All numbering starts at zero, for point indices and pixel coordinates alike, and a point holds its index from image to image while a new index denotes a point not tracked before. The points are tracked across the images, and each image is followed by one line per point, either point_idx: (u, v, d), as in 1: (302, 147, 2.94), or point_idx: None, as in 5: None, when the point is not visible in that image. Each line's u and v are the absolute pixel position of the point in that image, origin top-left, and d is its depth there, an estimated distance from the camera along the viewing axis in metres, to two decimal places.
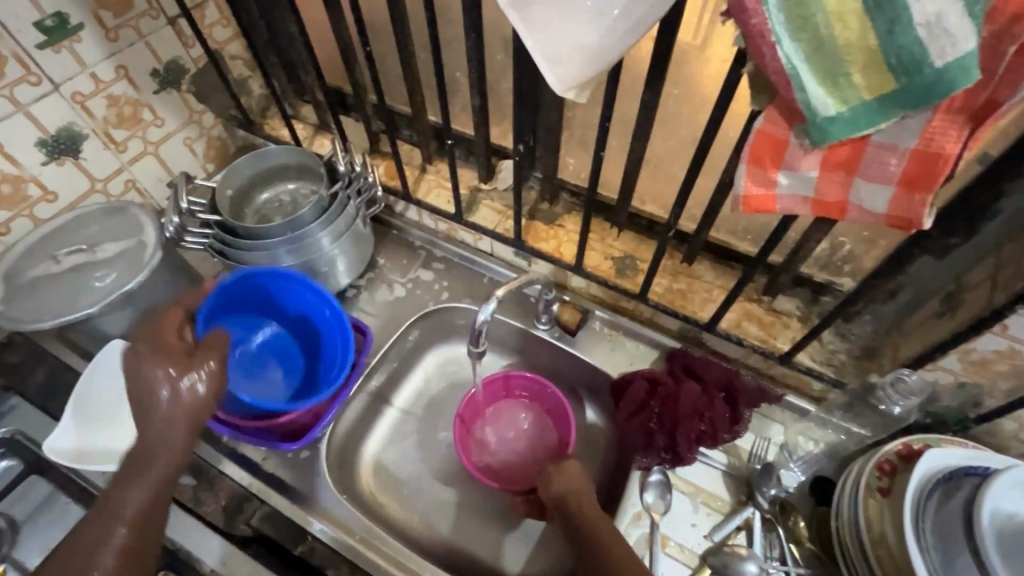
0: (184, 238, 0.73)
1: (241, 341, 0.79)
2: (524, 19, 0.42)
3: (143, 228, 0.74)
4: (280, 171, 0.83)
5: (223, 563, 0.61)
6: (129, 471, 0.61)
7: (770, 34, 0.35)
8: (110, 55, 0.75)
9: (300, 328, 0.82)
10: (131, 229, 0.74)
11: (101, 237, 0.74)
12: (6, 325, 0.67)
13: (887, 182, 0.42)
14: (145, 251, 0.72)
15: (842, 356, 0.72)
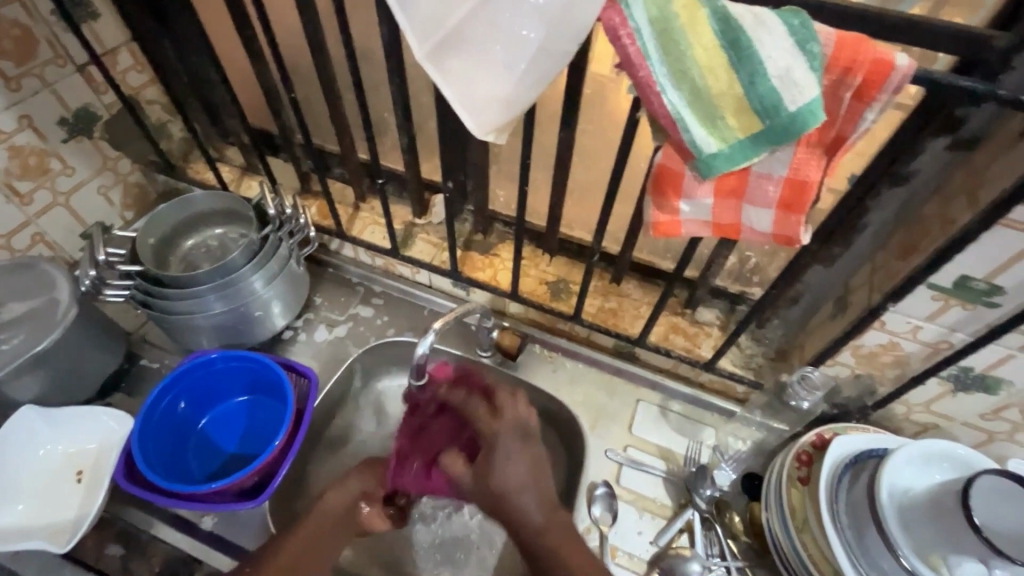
0: (102, 292, 0.70)
1: (180, 433, 0.70)
2: (440, 72, 0.46)
3: (54, 283, 0.70)
4: (206, 217, 0.81)
5: None
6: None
7: (656, 84, 0.40)
8: (12, 104, 0.72)
9: (243, 395, 0.74)
10: (40, 286, 0.70)
11: (6, 296, 0.69)
12: None
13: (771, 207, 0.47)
14: (58, 309, 0.68)
15: (759, 358, 0.79)
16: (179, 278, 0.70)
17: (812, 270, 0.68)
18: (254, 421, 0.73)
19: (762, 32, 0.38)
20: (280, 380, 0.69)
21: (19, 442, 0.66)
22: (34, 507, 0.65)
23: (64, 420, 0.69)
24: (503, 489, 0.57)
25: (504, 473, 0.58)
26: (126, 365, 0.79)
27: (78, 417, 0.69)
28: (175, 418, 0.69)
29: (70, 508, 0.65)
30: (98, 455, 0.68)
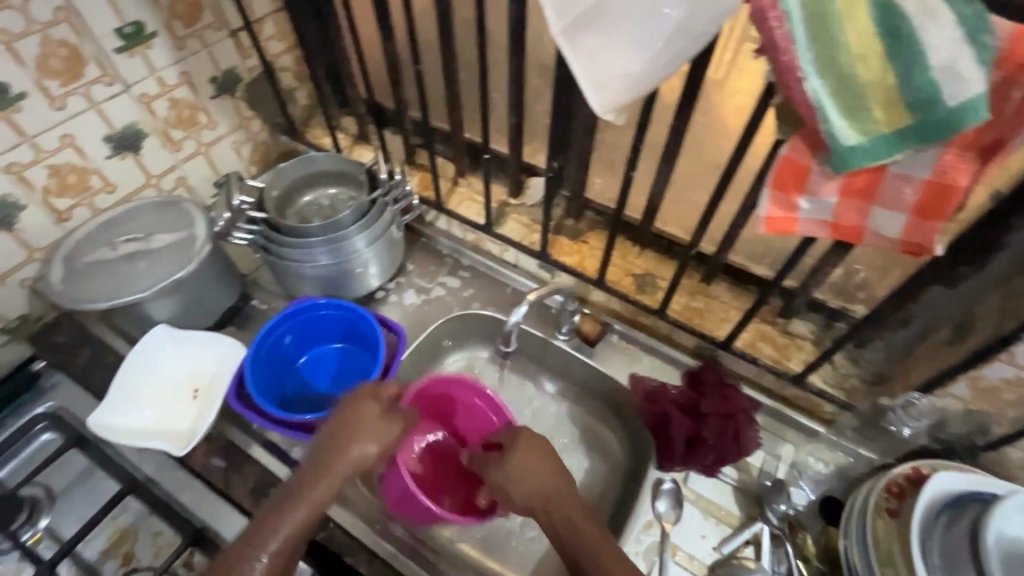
0: (233, 233, 0.79)
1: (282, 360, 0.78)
2: (573, 47, 0.47)
3: (194, 221, 0.79)
4: (322, 180, 0.88)
5: None
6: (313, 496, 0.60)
7: (799, 70, 0.39)
8: (176, 61, 0.81)
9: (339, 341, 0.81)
10: (182, 222, 0.79)
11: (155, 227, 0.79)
12: (64, 303, 0.70)
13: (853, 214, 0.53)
14: (195, 244, 0.76)
15: (854, 380, 0.74)
16: (296, 228, 0.76)
17: (930, 291, 0.62)
18: (348, 366, 0.80)
19: (928, 21, 0.36)
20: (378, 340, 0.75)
21: (152, 357, 0.76)
22: (158, 413, 0.74)
23: (187, 343, 0.78)
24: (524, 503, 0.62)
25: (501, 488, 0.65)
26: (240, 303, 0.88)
27: (200, 342, 0.78)
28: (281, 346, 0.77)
29: (186, 419, 0.73)
30: (213, 377, 0.76)
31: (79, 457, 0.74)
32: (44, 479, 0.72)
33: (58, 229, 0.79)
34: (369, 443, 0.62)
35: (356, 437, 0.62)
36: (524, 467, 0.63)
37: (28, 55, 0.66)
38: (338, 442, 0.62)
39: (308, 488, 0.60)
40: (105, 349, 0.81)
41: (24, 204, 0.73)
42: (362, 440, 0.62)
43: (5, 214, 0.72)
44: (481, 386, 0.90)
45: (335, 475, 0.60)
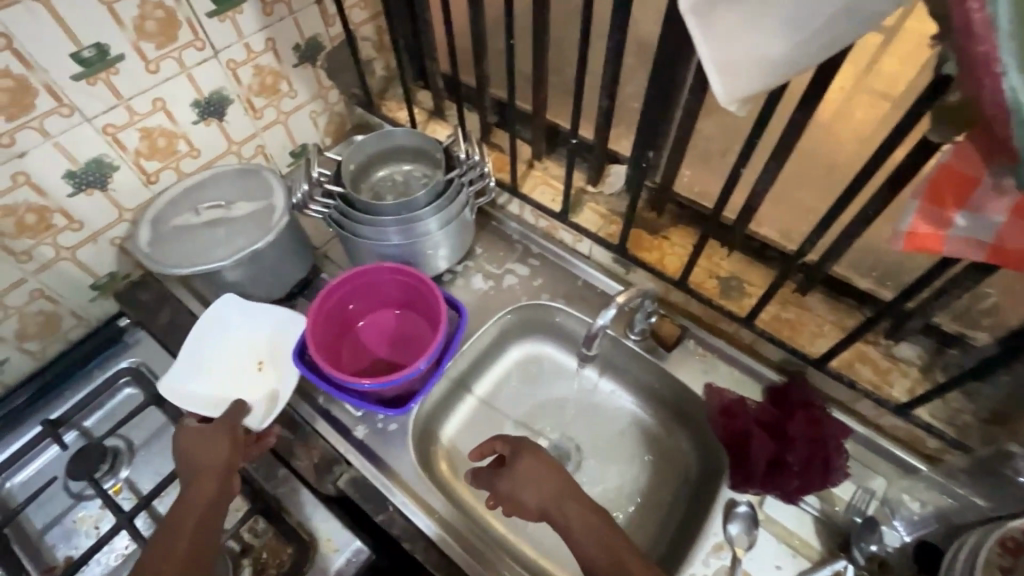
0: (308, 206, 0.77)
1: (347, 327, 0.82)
2: (705, 25, 0.41)
3: (273, 192, 0.79)
4: (396, 155, 0.86)
5: (311, 518, 0.65)
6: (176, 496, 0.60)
7: (998, 63, 0.32)
8: (263, 27, 0.80)
9: (397, 308, 0.84)
10: (262, 192, 0.79)
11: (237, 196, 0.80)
12: (150, 264, 0.72)
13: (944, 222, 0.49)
14: (274, 215, 0.76)
15: (966, 417, 0.66)
16: (371, 205, 0.75)
17: None
18: (407, 332, 0.83)
19: None
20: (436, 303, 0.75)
21: (219, 325, 0.77)
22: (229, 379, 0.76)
23: (252, 312, 0.79)
24: (539, 507, 0.63)
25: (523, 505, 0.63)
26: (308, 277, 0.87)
27: (267, 314, 0.79)
28: (343, 313, 0.81)
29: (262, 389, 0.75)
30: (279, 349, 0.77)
31: (156, 414, 0.77)
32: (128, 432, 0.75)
33: (146, 191, 0.81)
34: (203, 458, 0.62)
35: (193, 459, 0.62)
36: (536, 473, 0.64)
37: (127, 16, 0.66)
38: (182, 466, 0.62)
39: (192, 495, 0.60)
40: (184, 311, 0.83)
41: (117, 165, 0.75)
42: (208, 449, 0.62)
43: (100, 174, 0.74)
44: (544, 379, 0.88)
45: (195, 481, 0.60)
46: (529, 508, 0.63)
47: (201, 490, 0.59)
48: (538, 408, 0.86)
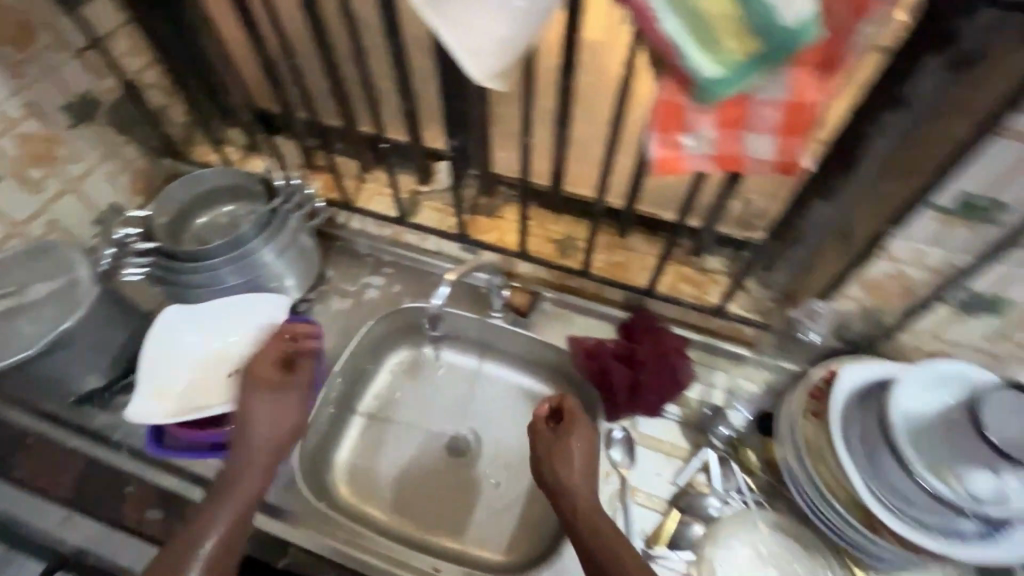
0: (122, 269, 0.73)
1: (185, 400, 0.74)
2: (438, 16, 0.46)
3: (75, 265, 0.72)
4: (210, 200, 0.82)
5: None
6: (218, 487, 0.64)
7: (654, 11, 0.41)
8: (16, 92, 0.73)
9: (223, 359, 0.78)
10: (60, 268, 0.72)
11: (30, 279, 0.71)
12: None
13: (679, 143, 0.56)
14: (80, 289, 0.70)
15: (767, 301, 0.81)
16: (190, 253, 0.72)
17: (812, 205, 0.66)
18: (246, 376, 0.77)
19: None
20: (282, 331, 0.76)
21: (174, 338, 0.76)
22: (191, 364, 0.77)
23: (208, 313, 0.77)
24: (567, 483, 0.65)
25: (569, 475, 0.65)
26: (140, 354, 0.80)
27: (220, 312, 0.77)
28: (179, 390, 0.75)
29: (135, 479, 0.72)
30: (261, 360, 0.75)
31: None
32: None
33: None
34: (274, 433, 0.68)
35: (250, 424, 0.67)
36: (584, 449, 0.67)
37: None
38: (245, 409, 0.68)
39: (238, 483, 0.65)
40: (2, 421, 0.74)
41: None
42: (286, 413, 0.69)
43: None
44: (423, 378, 0.90)
45: (267, 441, 0.67)
46: (573, 483, 0.65)
47: (211, 520, 0.61)
48: (427, 408, 0.87)
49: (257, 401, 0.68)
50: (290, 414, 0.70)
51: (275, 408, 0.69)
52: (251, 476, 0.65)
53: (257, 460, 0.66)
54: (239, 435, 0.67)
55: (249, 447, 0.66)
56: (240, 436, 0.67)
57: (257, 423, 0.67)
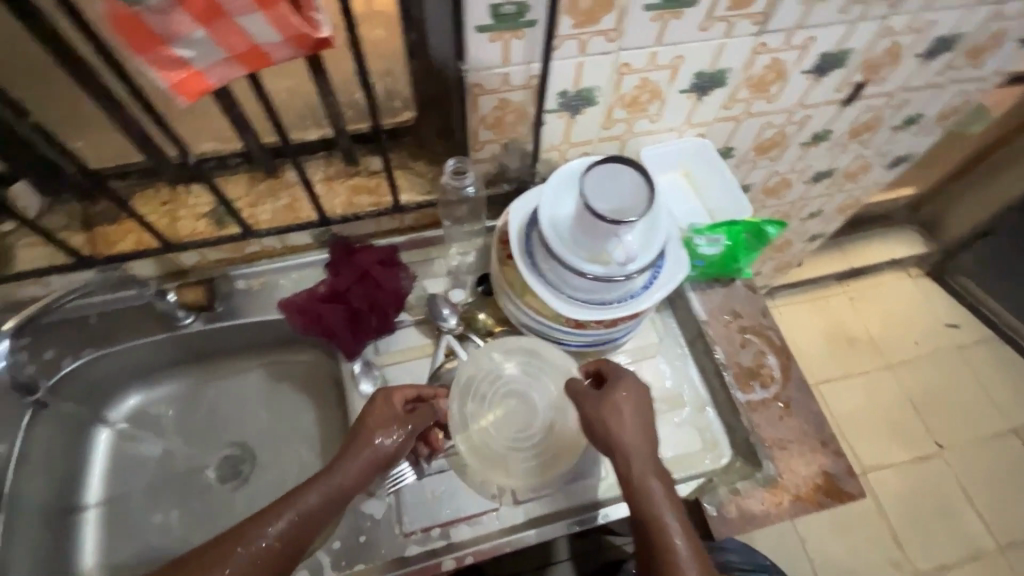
0: (177, 312, 0.83)
1: (316, 315, 0.83)
2: None
3: (145, 324, 0.84)
4: (191, 233, 0.83)
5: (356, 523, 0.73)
6: (642, 517, 0.63)
7: None
8: None
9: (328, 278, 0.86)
10: (136, 330, 0.84)
11: (113, 345, 0.83)
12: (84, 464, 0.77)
13: (580, 33, 0.67)
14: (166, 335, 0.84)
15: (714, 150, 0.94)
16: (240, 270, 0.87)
17: (728, 42, 0.75)
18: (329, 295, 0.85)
19: None
20: (378, 251, 0.87)
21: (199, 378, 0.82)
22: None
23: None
24: (627, 446, 0.67)
25: (619, 426, 0.68)
26: (197, 369, 0.92)
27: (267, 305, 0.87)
28: (323, 301, 0.83)
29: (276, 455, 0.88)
30: None
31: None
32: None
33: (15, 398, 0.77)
34: (631, 399, 0.69)
35: (614, 396, 0.69)
36: (633, 404, 0.70)
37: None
38: (599, 416, 0.69)
39: (648, 501, 0.64)
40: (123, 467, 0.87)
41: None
42: (632, 395, 0.70)
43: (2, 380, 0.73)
44: None
45: (639, 449, 0.66)
46: (624, 445, 0.67)
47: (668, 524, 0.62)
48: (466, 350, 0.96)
49: (597, 400, 0.70)
50: (635, 396, 0.70)
51: (620, 411, 0.68)
52: (645, 468, 0.65)
53: (642, 451, 0.66)
54: (617, 460, 0.67)
55: (634, 452, 0.67)
56: (621, 451, 0.67)
57: (623, 424, 0.67)
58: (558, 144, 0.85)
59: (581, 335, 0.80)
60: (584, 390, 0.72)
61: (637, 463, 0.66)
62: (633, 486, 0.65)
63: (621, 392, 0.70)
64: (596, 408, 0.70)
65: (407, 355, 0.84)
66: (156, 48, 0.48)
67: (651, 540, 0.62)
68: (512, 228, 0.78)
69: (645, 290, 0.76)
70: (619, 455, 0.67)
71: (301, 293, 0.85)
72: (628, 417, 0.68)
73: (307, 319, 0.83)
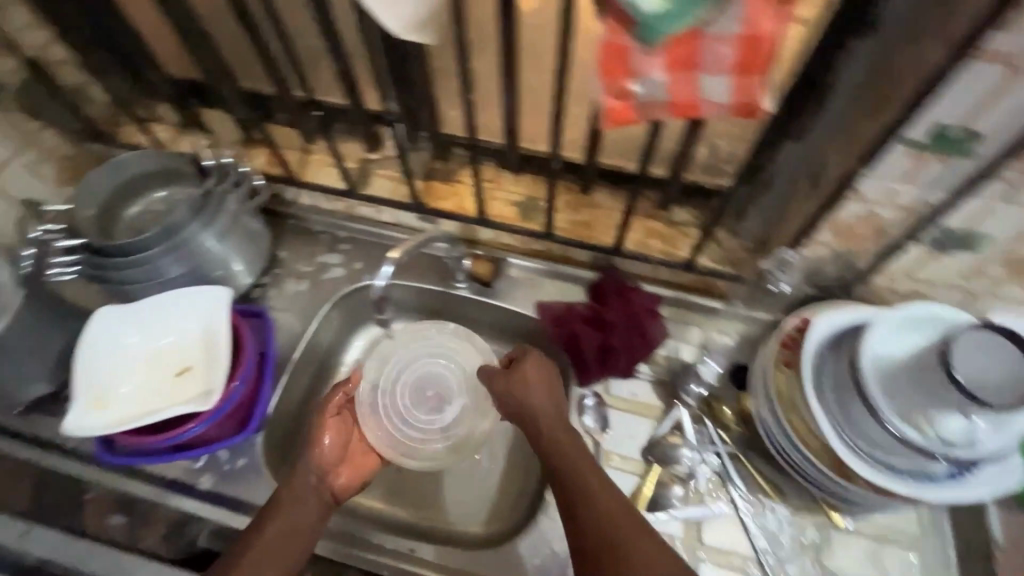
0: (456, 278, 0.92)
1: (568, 330, 0.85)
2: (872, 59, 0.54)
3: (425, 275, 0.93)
4: (498, 214, 0.93)
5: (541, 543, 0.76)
6: (573, 492, 0.62)
7: None
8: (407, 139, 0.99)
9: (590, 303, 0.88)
10: (416, 276, 0.94)
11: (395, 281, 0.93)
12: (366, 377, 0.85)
13: None
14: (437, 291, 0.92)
15: None
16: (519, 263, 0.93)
17: None
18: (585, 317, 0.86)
19: None
20: (647, 299, 0.87)
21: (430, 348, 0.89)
22: (141, 379, 0.75)
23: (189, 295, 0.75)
24: (535, 408, 0.70)
25: (524, 399, 0.71)
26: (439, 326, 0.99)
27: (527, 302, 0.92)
28: (579, 321, 0.85)
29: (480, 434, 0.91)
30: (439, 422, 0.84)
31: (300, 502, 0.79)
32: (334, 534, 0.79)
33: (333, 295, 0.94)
34: (541, 393, 0.71)
35: (535, 381, 0.72)
36: (538, 376, 0.72)
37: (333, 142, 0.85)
38: (516, 399, 0.73)
39: (571, 462, 0.65)
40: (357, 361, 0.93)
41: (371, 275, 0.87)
42: (541, 395, 0.71)
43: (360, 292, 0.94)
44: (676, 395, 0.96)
45: (546, 415, 0.70)
46: (535, 411, 0.70)
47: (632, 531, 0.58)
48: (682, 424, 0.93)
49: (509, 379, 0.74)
50: (544, 373, 0.74)
51: (520, 389, 0.72)
52: (575, 441, 0.67)
53: (545, 426, 0.69)
54: (553, 454, 0.67)
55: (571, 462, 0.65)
56: (549, 451, 0.67)
57: (536, 396, 0.71)
58: (894, 273, 0.75)
59: (838, 484, 0.71)
60: (501, 377, 0.75)
61: (552, 425, 0.69)
62: (571, 472, 0.64)
63: (537, 384, 0.72)
64: (503, 382, 0.74)
65: (637, 408, 0.83)
66: (619, 79, 0.52)
67: (571, 500, 0.62)
68: (809, 338, 0.73)
69: (946, 479, 0.65)
70: (529, 419, 0.70)
71: (559, 305, 0.88)
72: (551, 399, 0.72)
73: (558, 329, 0.86)
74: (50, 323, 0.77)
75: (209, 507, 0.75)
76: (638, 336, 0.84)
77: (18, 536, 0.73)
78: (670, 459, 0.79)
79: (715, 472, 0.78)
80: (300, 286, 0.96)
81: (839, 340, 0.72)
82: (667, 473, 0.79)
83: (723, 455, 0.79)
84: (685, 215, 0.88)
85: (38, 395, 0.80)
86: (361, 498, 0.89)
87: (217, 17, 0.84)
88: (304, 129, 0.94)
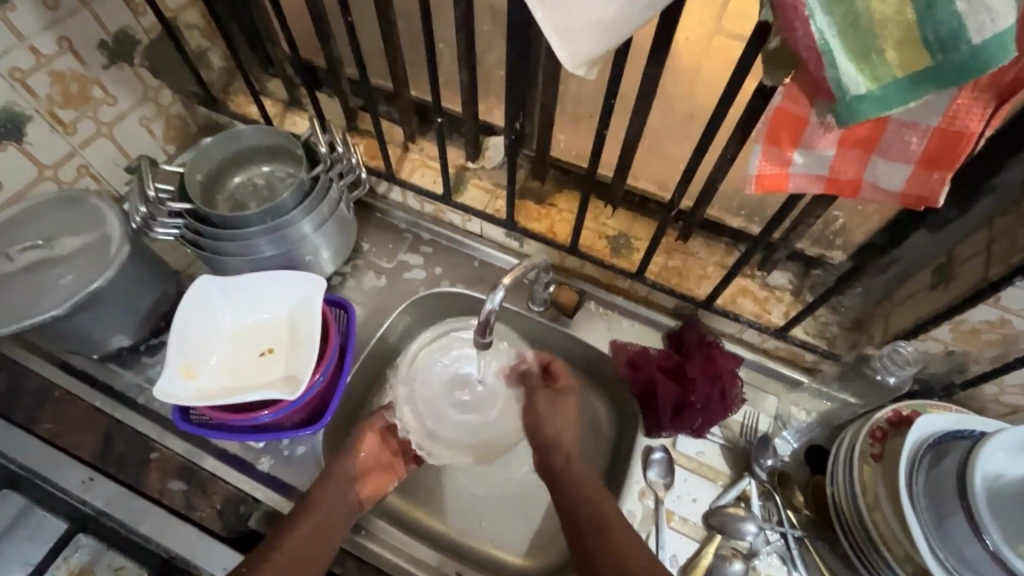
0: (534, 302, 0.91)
1: (640, 375, 0.83)
2: None
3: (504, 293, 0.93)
4: (588, 245, 0.89)
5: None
6: (582, 513, 0.70)
7: None
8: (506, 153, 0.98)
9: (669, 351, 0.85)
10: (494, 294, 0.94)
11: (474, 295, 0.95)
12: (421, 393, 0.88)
13: None
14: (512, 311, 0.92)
15: None
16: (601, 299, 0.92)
17: None
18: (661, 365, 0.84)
19: None
20: (733, 361, 0.82)
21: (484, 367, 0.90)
22: (225, 354, 0.78)
23: (286, 283, 0.78)
24: (558, 433, 0.79)
25: (556, 423, 0.80)
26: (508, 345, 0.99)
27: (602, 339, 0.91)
28: (654, 369, 0.83)
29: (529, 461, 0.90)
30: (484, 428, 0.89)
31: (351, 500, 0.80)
32: (380, 541, 0.78)
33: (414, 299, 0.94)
34: (566, 419, 0.80)
35: (557, 409, 0.81)
36: (565, 407, 0.81)
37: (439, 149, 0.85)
38: (543, 423, 0.80)
39: (581, 488, 0.73)
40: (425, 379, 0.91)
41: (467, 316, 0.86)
42: (563, 420, 0.80)
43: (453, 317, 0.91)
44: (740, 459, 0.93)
45: (570, 440, 0.78)
46: (555, 426, 0.80)
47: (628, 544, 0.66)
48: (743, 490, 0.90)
49: (546, 399, 0.82)
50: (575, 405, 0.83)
51: (552, 414, 0.81)
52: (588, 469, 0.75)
53: (565, 449, 0.77)
54: (563, 469, 0.76)
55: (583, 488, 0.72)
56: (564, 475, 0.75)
57: (562, 424, 0.80)
58: (1011, 385, 0.69)
59: None
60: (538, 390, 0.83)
61: (567, 447, 0.78)
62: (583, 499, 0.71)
63: (567, 409, 0.81)
64: (544, 402, 0.82)
65: (699, 468, 0.82)
66: (785, 147, 0.49)
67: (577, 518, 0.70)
68: (911, 432, 0.68)
69: None
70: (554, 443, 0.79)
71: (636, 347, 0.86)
72: (569, 428, 0.80)
73: (631, 372, 0.84)
74: (146, 280, 0.79)
75: (266, 488, 0.77)
76: (716, 398, 0.80)
77: (82, 483, 0.74)
78: (731, 529, 0.75)
79: (777, 554, 0.75)
80: (378, 282, 0.96)
81: (948, 443, 0.67)
82: (728, 546, 0.75)
83: (789, 536, 0.75)
84: (781, 279, 0.85)
85: (119, 346, 0.81)
86: (402, 503, 0.89)
87: (352, 8, 0.85)
88: (410, 127, 0.94)
